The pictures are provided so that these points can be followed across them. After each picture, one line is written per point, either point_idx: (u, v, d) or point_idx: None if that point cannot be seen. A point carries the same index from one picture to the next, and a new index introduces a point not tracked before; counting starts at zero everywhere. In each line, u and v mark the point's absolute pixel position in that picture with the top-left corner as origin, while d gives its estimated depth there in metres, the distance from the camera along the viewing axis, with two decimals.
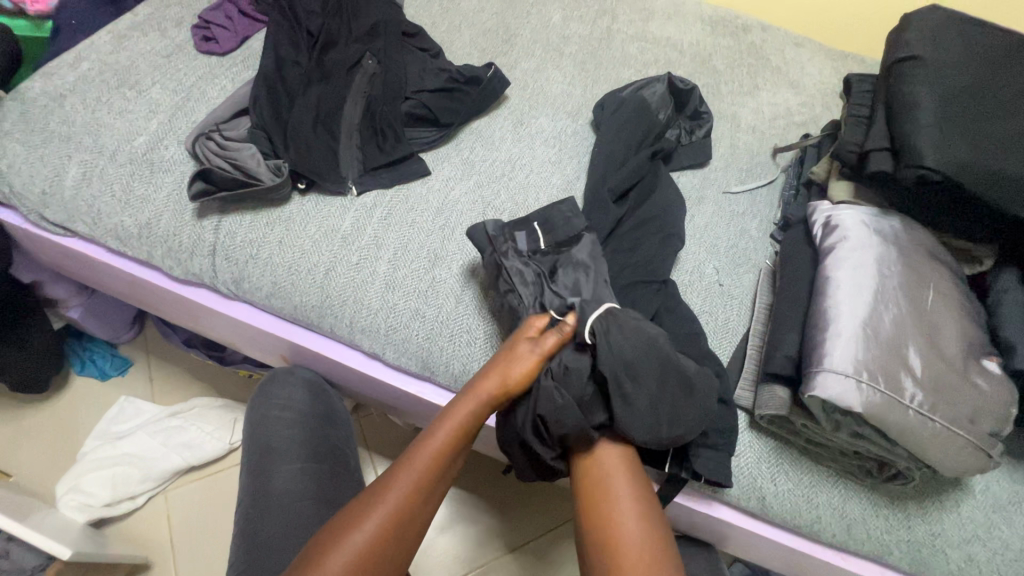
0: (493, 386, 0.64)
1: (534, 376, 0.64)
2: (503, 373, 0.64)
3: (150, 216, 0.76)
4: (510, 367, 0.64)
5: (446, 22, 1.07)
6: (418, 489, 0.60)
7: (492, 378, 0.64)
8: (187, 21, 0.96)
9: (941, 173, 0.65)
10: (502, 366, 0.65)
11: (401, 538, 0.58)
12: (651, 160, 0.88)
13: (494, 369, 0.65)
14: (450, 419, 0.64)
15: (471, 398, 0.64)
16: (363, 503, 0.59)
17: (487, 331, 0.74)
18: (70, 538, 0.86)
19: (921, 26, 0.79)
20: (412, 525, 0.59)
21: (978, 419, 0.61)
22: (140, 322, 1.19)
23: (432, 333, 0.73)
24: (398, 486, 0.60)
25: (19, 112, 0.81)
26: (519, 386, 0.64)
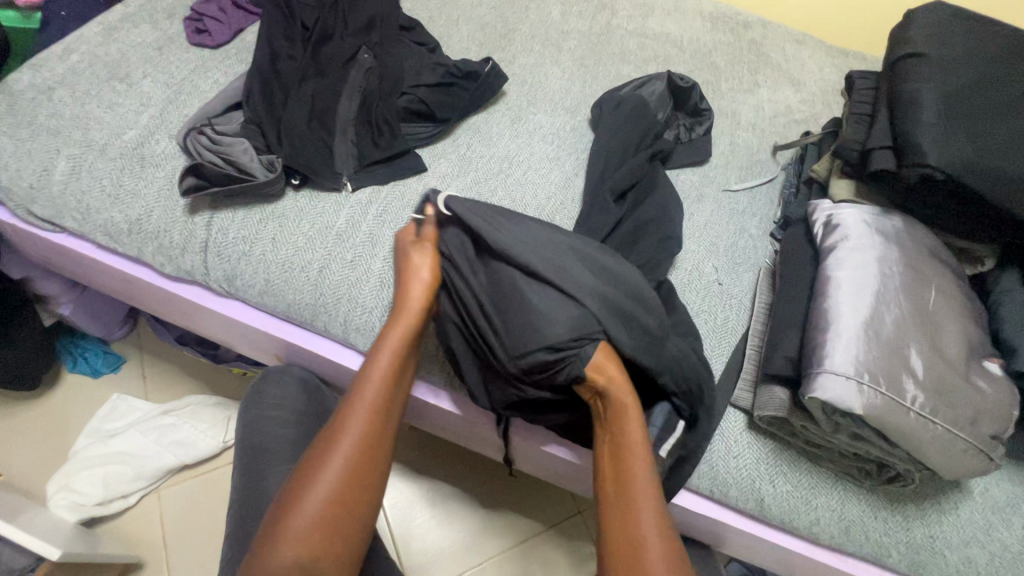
0: (418, 293, 0.67)
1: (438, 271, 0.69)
2: (412, 278, 0.69)
3: (140, 211, 0.75)
4: (415, 273, 0.69)
5: (443, 16, 1.06)
6: (374, 417, 0.61)
7: (412, 287, 0.68)
8: (179, 13, 0.94)
9: (944, 172, 0.64)
10: (407, 275, 0.69)
11: (370, 464, 0.60)
12: (649, 163, 0.87)
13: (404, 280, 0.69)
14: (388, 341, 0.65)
15: (402, 316, 0.66)
16: (320, 451, 0.59)
17: None
18: (60, 537, 0.85)
19: (924, 22, 0.78)
20: (379, 452, 0.61)
21: (979, 421, 0.60)
22: (133, 318, 1.18)
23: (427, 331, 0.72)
24: (351, 426, 0.61)
25: (6, 105, 0.79)
26: (431, 286, 0.68)
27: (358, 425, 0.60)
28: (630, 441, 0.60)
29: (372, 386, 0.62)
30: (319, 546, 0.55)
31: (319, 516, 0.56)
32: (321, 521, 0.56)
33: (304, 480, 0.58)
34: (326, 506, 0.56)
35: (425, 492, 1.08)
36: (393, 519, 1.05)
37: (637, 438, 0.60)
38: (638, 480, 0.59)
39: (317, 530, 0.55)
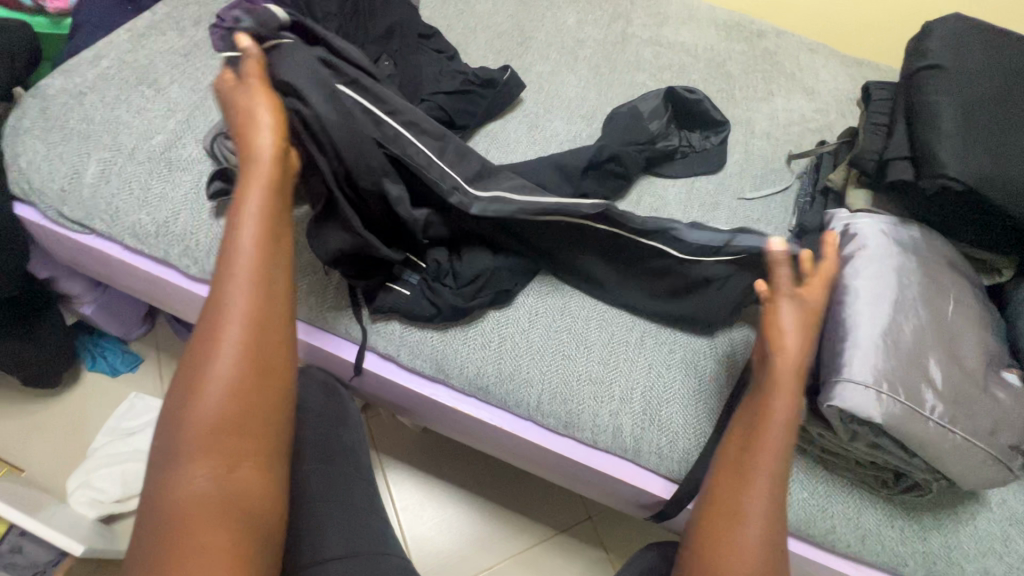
0: (266, 143, 0.57)
1: (280, 118, 0.59)
2: (251, 125, 0.58)
3: (168, 214, 0.77)
4: (253, 122, 0.58)
5: (460, 24, 1.07)
6: (259, 306, 0.54)
7: (258, 141, 0.57)
8: (205, 19, 0.96)
9: (963, 183, 0.65)
10: (247, 132, 0.57)
11: (262, 350, 0.53)
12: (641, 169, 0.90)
13: (243, 133, 0.58)
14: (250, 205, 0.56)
15: (255, 173, 0.57)
16: (199, 356, 0.52)
17: (501, 334, 0.74)
18: (81, 533, 0.87)
19: (942, 35, 0.79)
20: (273, 338, 0.54)
21: (997, 431, 0.60)
22: (152, 318, 1.19)
23: (445, 334, 0.74)
24: (230, 322, 0.52)
25: (39, 110, 0.81)
26: (279, 133, 0.58)
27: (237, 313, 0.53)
28: (772, 423, 0.56)
29: (239, 263, 0.54)
30: (232, 454, 0.50)
31: (218, 421, 0.50)
32: (221, 422, 0.50)
33: (192, 382, 0.51)
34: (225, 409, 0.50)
35: (437, 495, 1.09)
36: (406, 521, 1.06)
37: (775, 435, 0.55)
38: (762, 463, 0.55)
39: (225, 436, 0.50)
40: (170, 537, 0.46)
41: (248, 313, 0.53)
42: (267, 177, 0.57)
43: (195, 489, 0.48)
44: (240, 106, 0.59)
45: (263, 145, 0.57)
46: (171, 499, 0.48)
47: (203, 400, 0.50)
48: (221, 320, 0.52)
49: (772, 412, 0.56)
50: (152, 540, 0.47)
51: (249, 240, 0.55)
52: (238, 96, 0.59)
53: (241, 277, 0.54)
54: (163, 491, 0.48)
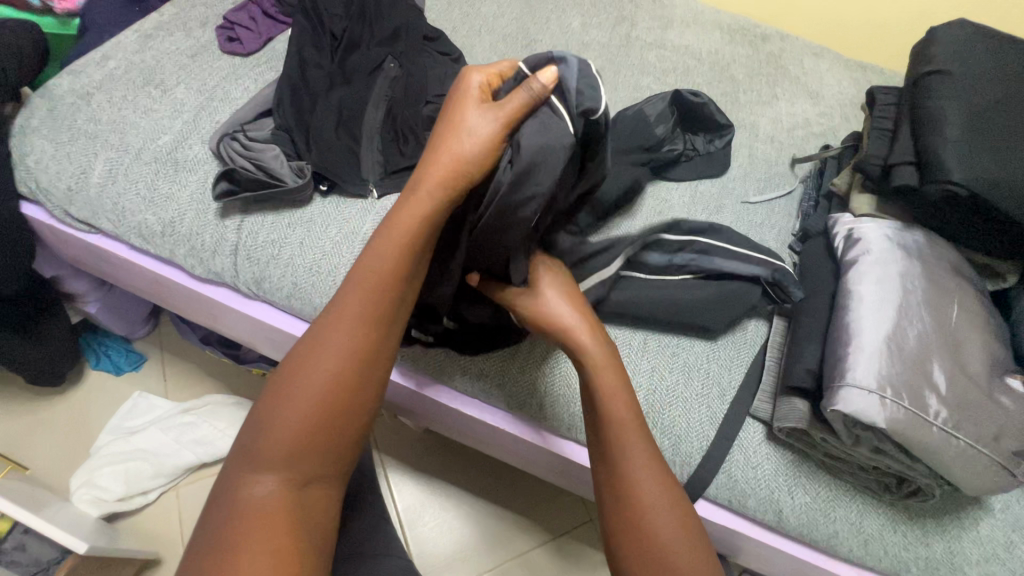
0: (447, 165, 0.59)
1: (484, 151, 0.58)
2: (451, 154, 0.58)
3: (174, 214, 0.77)
4: (458, 137, 0.59)
5: (465, 27, 1.08)
6: (368, 338, 0.57)
7: (441, 170, 0.59)
8: (212, 21, 0.96)
9: (967, 189, 0.65)
10: (447, 138, 0.59)
11: (352, 388, 0.56)
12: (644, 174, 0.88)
13: (434, 162, 0.59)
14: (385, 247, 0.58)
15: (411, 205, 0.59)
16: (305, 361, 0.56)
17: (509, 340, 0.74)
18: (84, 532, 0.87)
19: (947, 40, 0.79)
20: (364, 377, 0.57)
21: (1002, 438, 0.60)
22: (155, 317, 1.20)
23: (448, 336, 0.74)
24: (340, 342, 0.56)
25: (47, 109, 0.82)
26: (474, 166, 0.58)
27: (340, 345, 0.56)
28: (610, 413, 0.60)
29: (357, 297, 0.57)
30: (302, 474, 0.54)
31: (299, 443, 0.53)
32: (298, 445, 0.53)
33: (290, 384, 0.55)
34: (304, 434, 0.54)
35: (438, 496, 1.09)
36: (407, 522, 1.06)
37: (622, 399, 0.61)
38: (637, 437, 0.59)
39: (310, 447, 0.54)
40: (236, 526, 0.50)
41: (361, 337, 0.56)
42: (439, 190, 0.59)
43: (262, 500, 0.52)
44: (456, 111, 0.60)
45: (444, 159, 0.59)
46: (243, 496, 0.52)
47: (297, 408, 0.54)
48: (334, 336, 0.56)
49: (613, 408, 0.60)
50: (215, 526, 0.51)
51: (372, 279, 0.58)
52: (459, 112, 0.60)
53: (359, 300, 0.57)
54: (235, 481, 0.53)
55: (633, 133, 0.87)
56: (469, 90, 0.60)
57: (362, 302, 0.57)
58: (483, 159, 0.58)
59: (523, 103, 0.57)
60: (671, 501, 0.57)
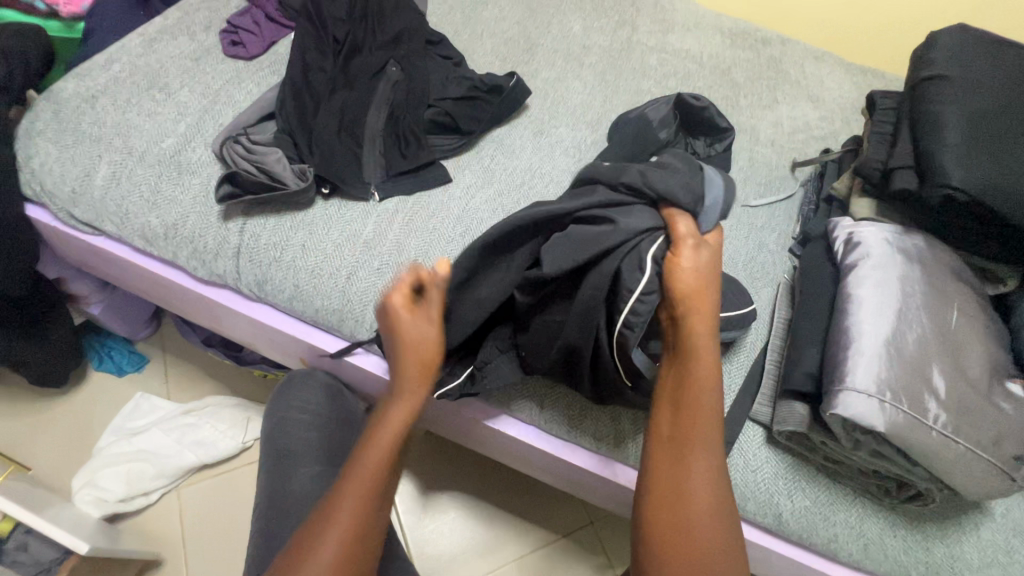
0: (420, 361, 0.60)
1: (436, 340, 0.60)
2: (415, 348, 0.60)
3: (177, 217, 0.78)
4: (414, 344, 0.60)
5: (467, 31, 1.08)
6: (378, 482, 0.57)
7: (410, 347, 0.59)
8: (215, 25, 0.97)
9: (967, 193, 0.65)
10: (402, 344, 0.60)
11: (365, 539, 0.56)
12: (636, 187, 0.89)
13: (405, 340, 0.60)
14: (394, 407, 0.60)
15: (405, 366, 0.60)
16: (325, 513, 0.56)
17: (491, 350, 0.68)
18: (86, 532, 0.87)
19: (946, 45, 0.79)
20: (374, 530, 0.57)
21: (1002, 442, 0.60)
22: (157, 319, 1.21)
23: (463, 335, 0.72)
24: (353, 490, 0.56)
25: (52, 112, 0.83)
26: (434, 350, 0.60)
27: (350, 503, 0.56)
28: (698, 402, 0.58)
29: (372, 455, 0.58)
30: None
31: None
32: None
33: (309, 543, 0.54)
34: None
35: (439, 498, 1.09)
36: (407, 525, 1.06)
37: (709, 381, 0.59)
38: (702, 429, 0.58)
39: None
40: None
41: (371, 486, 0.57)
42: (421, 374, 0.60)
43: None
44: (396, 323, 0.59)
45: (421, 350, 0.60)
46: None
47: (319, 554, 0.53)
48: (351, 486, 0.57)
49: (700, 396, 0.58)
50: None
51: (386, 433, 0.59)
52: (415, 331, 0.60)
53: (371, 450, 0.58)
54: None
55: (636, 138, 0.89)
56: (393, 306, 0.59)
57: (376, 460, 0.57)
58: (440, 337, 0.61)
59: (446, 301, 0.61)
60: (719, 505, 0.57)
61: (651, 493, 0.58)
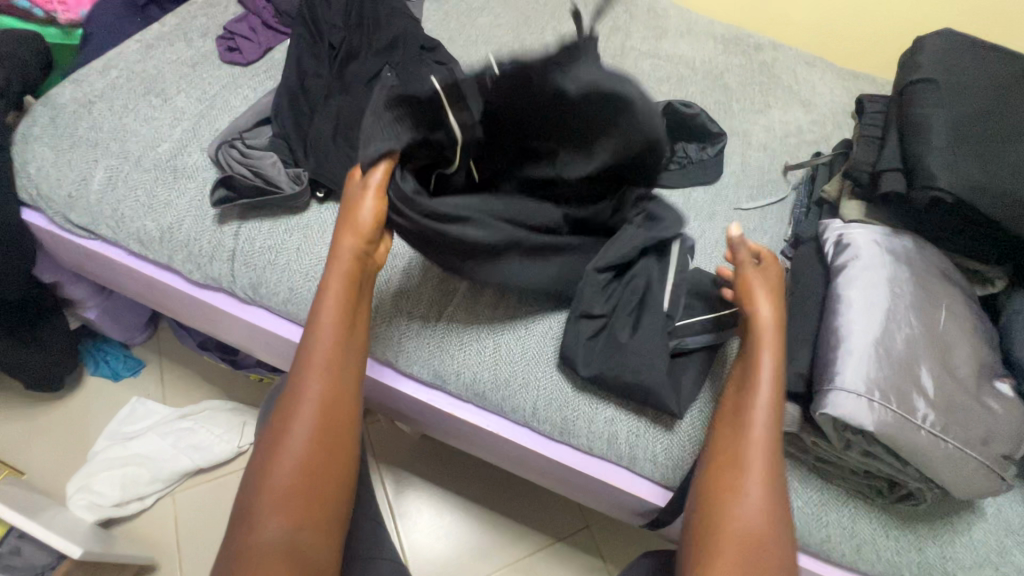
0: (347, 257, 0.64)
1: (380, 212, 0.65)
2: (357, 229, 0.64)
3: (172, 221, 0.78)
4: (344, 253, 0.64)
5: (463, 37, 1.10)
6: (330, 377, 0.61)
7: (339, 261, 0.64)
8: (212, 31, 0.98)
9: (952, 195, 0.66)
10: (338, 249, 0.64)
11: (340, 398, 0.61)
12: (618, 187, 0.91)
13: (349, 226, 0.64)
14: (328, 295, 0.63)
15: (338, 269, 0.63)
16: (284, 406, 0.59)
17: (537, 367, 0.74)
18: (80, 537, 0.87)
19: (933, 50, 0.80)
20: (349, 389, 0.62)
21: (991, 441, 0.61)
22: (154, 323, 1.21)
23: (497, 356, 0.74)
24: (306, 384, 0.60)
25: (50, 118, 0.83)
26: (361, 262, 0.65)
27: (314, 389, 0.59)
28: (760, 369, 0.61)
29: (324, 337, 0.61)
30: (312, 527, 0.56)
31: (295, 479, 0.56)
32: (300, 487, 0.56)
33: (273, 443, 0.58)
34: (298, 471, 0.57)
35: (434, 500, 1.09)
36: (403, 528, 1.06)
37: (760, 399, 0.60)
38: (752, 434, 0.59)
39: (303, 482, 0.56)
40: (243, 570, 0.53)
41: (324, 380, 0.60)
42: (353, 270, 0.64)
43: (269, 534, 0.54)
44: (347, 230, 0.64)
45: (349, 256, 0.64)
46: (247, 541, 0.54)
47: (286, 444, 0.57)
48: (303, 376, 0.60)
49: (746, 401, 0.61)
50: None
51: (330, 321, 0.62)
52: (352, 201, 0.65)
53: (318, 348, 0.61)
54: (241, 527, 0.55)
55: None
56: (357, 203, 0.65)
57: (329, 327, 0.61)
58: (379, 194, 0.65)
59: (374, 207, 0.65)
60: (770, 506, 0.56)
61: (699, 497, 0.59)
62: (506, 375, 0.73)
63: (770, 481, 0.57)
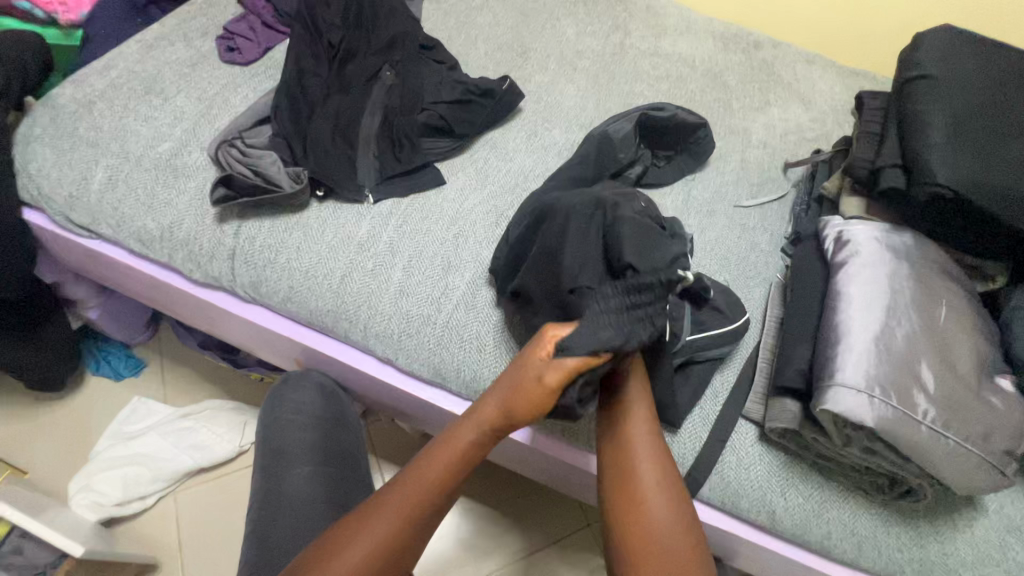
0: (494, 405, 0.63)
1: (550, 397, 0.60)
2: (519, 387, 0.61)
3: (172, 220, 0.78)
4: (504, 398, 0.62)
5: (462, 36, 1.10)
6: (424, 504, 0.62)
7: (489, 405, 0.64)
8: (212, 31, 0.98)
9: (952, 190, 0.66)
10: (495, 391, 0.64)
11: (422, 524, 0.62)
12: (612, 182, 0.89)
13: (510, 393, 0.61)
14: (456, 444, 0.64)
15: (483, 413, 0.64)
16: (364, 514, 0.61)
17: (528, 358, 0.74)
18: (82, 535, 0.88)
19: (933, 46, 0.80)
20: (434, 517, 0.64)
21: (991, 437, 0.61)
22: (154, 325, 1.21)
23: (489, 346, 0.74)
24: (394, 504, 0.62)
25: (50, 118, 0.84)
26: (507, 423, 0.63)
27: (393, 508, 0.61)
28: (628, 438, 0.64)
29: (439, 463, 0.64)
30: None
31: None
32: None
33: (337, 542, 0.59)
34: None
35: None
36: None
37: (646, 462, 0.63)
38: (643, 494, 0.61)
39: None
40: None
41: (415, 503, 0.62)
42: (496, 415, 0.63)
43: None
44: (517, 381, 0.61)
45: (497, 403, 0.63)
46: None
47: (350, 552, 0.58)
48: (400, 494, 0.62)
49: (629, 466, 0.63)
50: None
51: (442, 465, 0.64)
52: (528, 375, 0.60)
53: (428, 471, 0.63)
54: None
55: (600, 154, 0.86)
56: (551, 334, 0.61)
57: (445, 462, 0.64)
58: (563, 384, 0.59)
59: (560, 379, 0.59)
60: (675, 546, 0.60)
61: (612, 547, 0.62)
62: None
63: (665, 528, 0.60)
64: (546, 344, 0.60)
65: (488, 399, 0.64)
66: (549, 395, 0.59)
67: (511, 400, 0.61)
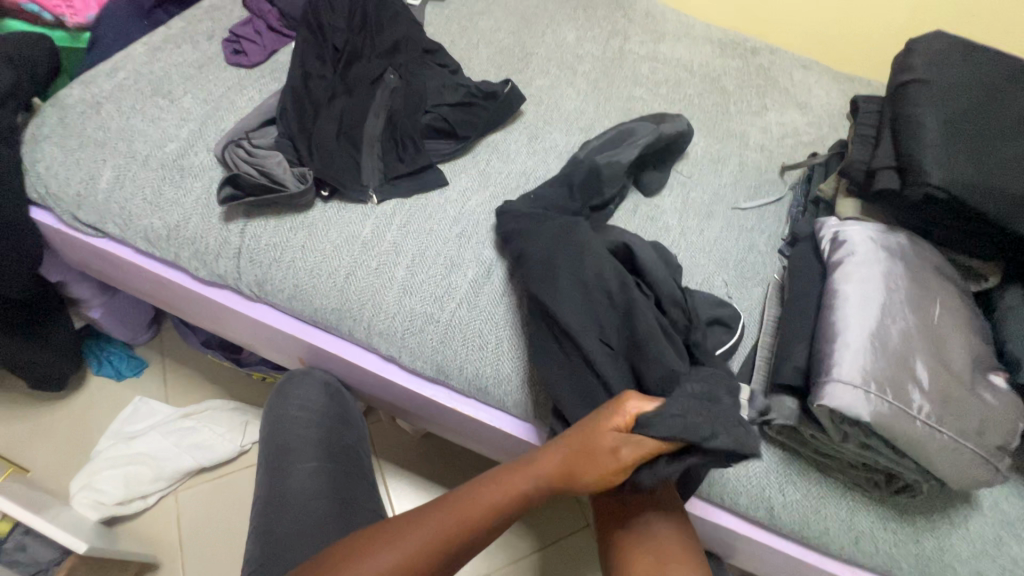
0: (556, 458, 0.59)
1: (621, 466, 0.55)
2: (590, 446, 0.57)
3: (179, 218, 0.79)
4: (571, 453, 0.58)
5: (464, 40, 1.11)
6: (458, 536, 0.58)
7: (554, 456, 0.59)
8: (217, 34, 1.00)
9: (945, 191, 0.67)
10: (564, 441, 0.59)
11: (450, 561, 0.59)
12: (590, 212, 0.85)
13: (578, 450, 0.57)
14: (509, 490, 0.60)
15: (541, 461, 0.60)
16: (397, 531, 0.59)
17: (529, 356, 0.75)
18: (84, 533, 0.88)
19: (925, 51, 0.82)
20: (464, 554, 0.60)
21: (985, 432, 0.62)
22: (157, 324, 1.22)
23: (493, 344, 0.75)
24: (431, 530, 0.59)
25: (58, 118, 0.85)
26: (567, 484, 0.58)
27: (430, 534, 0.58)
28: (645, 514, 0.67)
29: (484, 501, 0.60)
30: None
31: None
32: None
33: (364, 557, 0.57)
34: None
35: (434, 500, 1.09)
36: None
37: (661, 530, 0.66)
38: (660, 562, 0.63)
39: None
40: None
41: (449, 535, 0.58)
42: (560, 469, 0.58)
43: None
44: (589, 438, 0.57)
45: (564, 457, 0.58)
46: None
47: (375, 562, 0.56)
48: (434, 519, 0.59)
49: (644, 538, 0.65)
50: None
51: (487, 502, 0.60)
52: (602, 436, 0.56)
53: (470, 508, 0.59)
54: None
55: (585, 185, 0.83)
56: (637, 404, 0.57)
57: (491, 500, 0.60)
58: (638, 459, 0.55)
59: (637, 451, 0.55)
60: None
61: None
62: (507, 371, 0.74)
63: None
64: (627, 415, 0.56)
65: (553, 449, 0.60)
66: (625, 464, 0.55)
67: (578, 460, 0.57)
